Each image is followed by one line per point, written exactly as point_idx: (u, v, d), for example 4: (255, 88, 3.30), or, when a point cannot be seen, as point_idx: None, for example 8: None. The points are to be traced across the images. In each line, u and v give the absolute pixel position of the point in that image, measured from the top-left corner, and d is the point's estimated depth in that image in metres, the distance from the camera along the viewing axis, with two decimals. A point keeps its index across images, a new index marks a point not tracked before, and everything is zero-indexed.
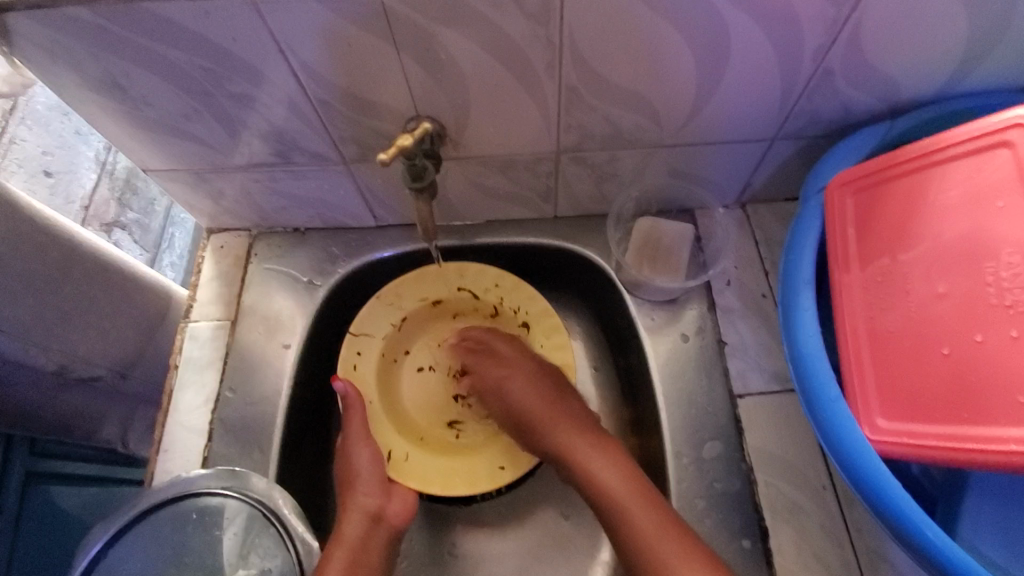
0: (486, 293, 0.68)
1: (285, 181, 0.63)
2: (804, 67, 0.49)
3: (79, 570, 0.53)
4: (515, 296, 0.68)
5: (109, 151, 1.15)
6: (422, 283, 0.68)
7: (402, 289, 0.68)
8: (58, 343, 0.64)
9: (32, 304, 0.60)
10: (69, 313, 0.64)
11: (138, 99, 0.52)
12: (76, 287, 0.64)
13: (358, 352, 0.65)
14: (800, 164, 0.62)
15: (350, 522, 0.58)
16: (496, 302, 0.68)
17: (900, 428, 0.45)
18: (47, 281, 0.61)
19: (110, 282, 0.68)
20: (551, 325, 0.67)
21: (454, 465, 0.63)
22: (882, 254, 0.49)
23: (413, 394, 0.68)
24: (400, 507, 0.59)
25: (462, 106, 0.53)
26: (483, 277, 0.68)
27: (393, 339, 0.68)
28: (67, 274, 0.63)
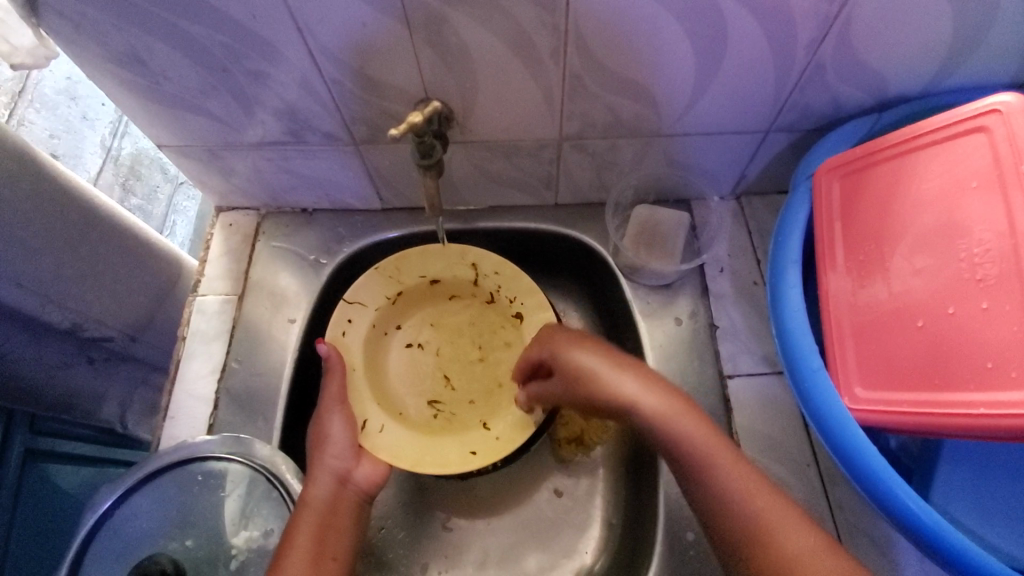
0: (483, 280, 0.69)
1: (295, 159, 0.65)
2: (797, 60, 0.52)
3: (87, 528, 0.55)
4: (512, 286, 0.69)
5: (115, 137, 1.17)
6: (425, 259, 0.70)
7: (403, 263, 0.69)
8: (73, 302, 0.66)
9: (52, 264, 0.62)
10: (86, 273, 0.66)
11: (157, 74, 0.54)
12: (93, 248, 0.66)
13: (350, 319, 0.66)
14: (793, 157, 0.65)
15: (316, 486, 0.56)
16: (493, 289, 0.70)
17: (876, 396, 0.48)
18: (65, 243, 0.63)
19: (126, 245, 0.70)
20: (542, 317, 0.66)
21: (429, 444, 0.63)
22: (867, 236, 0.52)
23: (400, 371, 0.69)
24: (368, 472, 0.59)
25: (469, 89, 0.55)
26: (484, 262, 0.69)
27: (387, 313, 0.69)
28: (86, 237, 0.65)
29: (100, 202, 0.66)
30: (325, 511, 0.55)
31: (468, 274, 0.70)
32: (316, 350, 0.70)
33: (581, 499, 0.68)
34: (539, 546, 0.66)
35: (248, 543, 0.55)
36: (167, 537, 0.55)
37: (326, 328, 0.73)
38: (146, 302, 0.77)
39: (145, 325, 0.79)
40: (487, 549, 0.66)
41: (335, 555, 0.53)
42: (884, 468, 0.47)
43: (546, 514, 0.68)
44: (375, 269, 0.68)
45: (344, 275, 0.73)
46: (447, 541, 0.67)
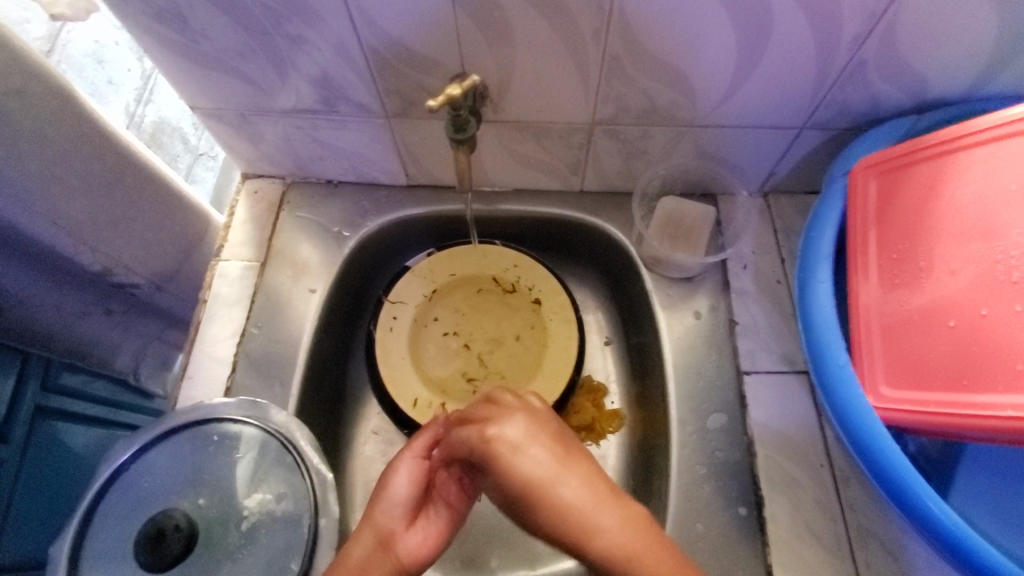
0: (505, 273, 0.73)
1: (326, 129, 0.65)
2: (840, 56, 0.51)
3: (102, 479, 0.56)
4: (530, 275, 0.72)
5: (140, 104, 1.17)
6: (454, 260, 0.73)
7: (435, 265, 0.73)
8: (105, 246, 0.67)
9: (86, 209, 0.62)
10: (119, 220, 0.67)
11: (196, 33, 0.54)
12: (127, 195, 0.66)
13: (394, 317, 0.70)
14: (825, 157, 0.65)
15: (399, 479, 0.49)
16: (512, 282, 0.73)
17: (901, 395, 0.47)
18: (101, 187, 0.63)
19: (159, 197, 0.71)
20: (558, 303, 0.70)
21: (472, 415, 0.66)
22: (902, 236, 0.51)
23: (439, 356, 0.70)
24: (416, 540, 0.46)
25: (506, 67, 0.55)
26: (502, 259, 0.73)
27: (425, 308, 0.72)
28: (121, 182, 0.65)
29: (136, 150, 0.66)
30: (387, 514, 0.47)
31: (491, 268, 0.73)
32: (334, 321, 0.71)
33: None
34: None
35: (259, 506, 0.55)
36: (180, 494, 0.55)
37: (347, 303, 0.73)
38: (174, 252, 0.77)
39: (172, 274, 0.79)
40: (492, 529, 0.67)
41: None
42: (907, 468, 0.47)
43: None
44: (410, 271, 0.72)
45: (366, 250, 0.73)
46: None
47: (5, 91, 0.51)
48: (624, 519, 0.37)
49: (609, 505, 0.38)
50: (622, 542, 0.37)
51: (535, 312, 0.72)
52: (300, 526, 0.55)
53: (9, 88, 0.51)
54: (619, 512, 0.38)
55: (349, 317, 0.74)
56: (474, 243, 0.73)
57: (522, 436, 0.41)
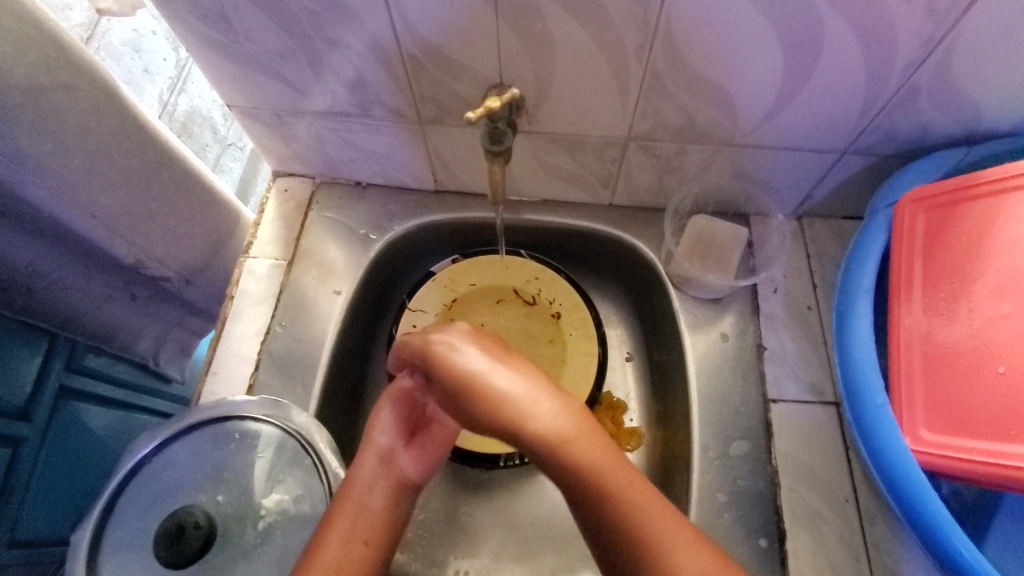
0: (526, 285, 0.73)
1: (359, 132, 0.65)
2: (890, 82, 0.50)
3: (124, 470, 0.56)
4: (551, 289, 0.73)
5: (172, 91, 1.17)
6: (476, 270, 0.73)
7: (456, 274, 0.73)
8: (138, 239, 0.67)
9: (122, 202, 0.63)
10: (153, 214, 0.67)
11: (239, 33, 0.54)
12: (162, 189, 0.67)
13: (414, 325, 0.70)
14: (865, 183, 0.63)
15: (361, 467, 0.52)
16: (533, 294, 0.73)
17: (942, 440, 0.46)
18: (138, 181, 0.64)
19: (193, 192, 0.71)
20: (578, 317, 0.71)
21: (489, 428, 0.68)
22: (951, 275, 0.49)
23: None
24: (416, 462, 0.54)
25: (545, 79, 0.54)
26: (524, 271, 0.73)
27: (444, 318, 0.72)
28: (157, 177, 0.66)
29: (173, 145, 0.67)
30: (357, 516, 0.49)
31: (512, 280, 0.73)
32: (356, 323, 0.71)
33: None
34: (556, 547, 0.66)
35: (277, 506, 0.56)
36: (199, 490, 0.56)
37: (369, 307, 0.73)
38: (204, 246, 0.78)
39: (200, 269, 0.80)
40: (503, 542, 0.67)
41: (370, 543, 0.49)
42: (945, 516, 0.45)
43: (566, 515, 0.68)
44: (432, 279, 0.72)
45: (391, 254, 0.73)
46: (464, 528, 0.67)
47: (51, 84, 0.52)
48: (557, 408, 0.40)
49: (543, 397, 0.40)
50: (557, 423, 0.39)
51: (555, 325, 0.72)
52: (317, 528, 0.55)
53: (55, 82, 0.52)
54: (558, 400, 0.40)
55: (371, 321, 0.74)
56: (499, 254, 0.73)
57: (484, 359, 0.42)
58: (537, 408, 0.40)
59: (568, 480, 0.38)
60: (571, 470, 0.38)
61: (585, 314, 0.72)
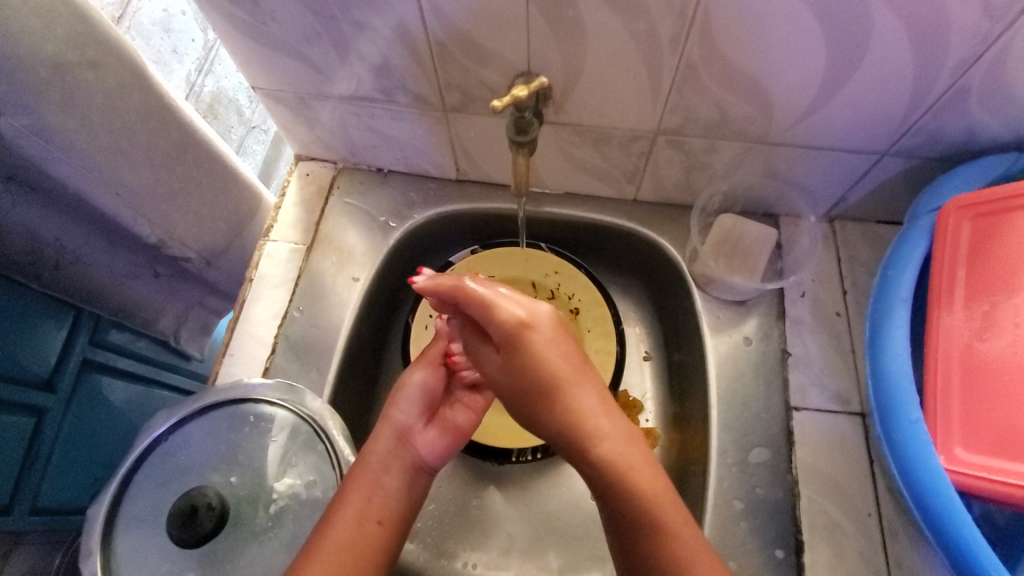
0: (545, 279, 0.72)
1: (383, 118, 0.64)
2: (940, 82, 0.47)
3: (141, 448, 0.57)
4: (570, 284, 0.72)
5: (201, 73, 1.18)
6: (494, 261, 0.72)
7: (474, 264, 0.72)
8: (160, 218, 0.68)
9: (146, 181, 0.63)
10: (176, 194, 0.68)
11: (266, 14, 0.54)
12: (186, 170, 0.67)
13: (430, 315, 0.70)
14: (904, 187, 0.60)
15: (377, 441, 0.57)
16: (552, 288, 0.72)
17: (979, 460, 0.44)
18: (163, 160, 0.64)
19: (216, 174, 0.71)
20: (596, 314, 0.70)
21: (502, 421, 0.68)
22: (995, 287, 0.47)
23: None
24: (433, 443, 0.59)
25: (575, 68, 0.52)
26: (543, 264, 0.72)
27: None
28: (181, 157, 0.66)
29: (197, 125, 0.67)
30: (372, 501, 0.53)
31: (531, 272, 0.72)
32: (373, 311, 0.71)
33: None
34: (565, 545, 0.66)
35: (289, 489, 0.56)
36: (213, 470, 0.56)
37: (387, 294, 0.73)
38: (225, 228, 0.78)
39: (220, 250, 0.80)
40: (512, 537, 0.66)
41: (378, 522, 0.54)
42: (978, 541, 0.43)
43: (577, 513, 0.67)
44: (450, 269, 0.71)
45: (409, 243, 0.73)
46: (473, 520, 0.67)
47: (79, 61, 0.52)
48: (622, 441, 0.47)
49: (614, 426, 0.47)
50: (627, 457, 0.46)
51: (573, 321, 0.70)
52: None
53: (83, 59, 0.52)
54: (625, 431, 0.47)
55: (388, 308, 0.74)
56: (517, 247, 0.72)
57: (571, 373, 0.46)
58: (609, 437, 0.47)
59: (627, 512, 0.46)
60: (633, 499, 0.46)
61: (605, 311, 0.70)
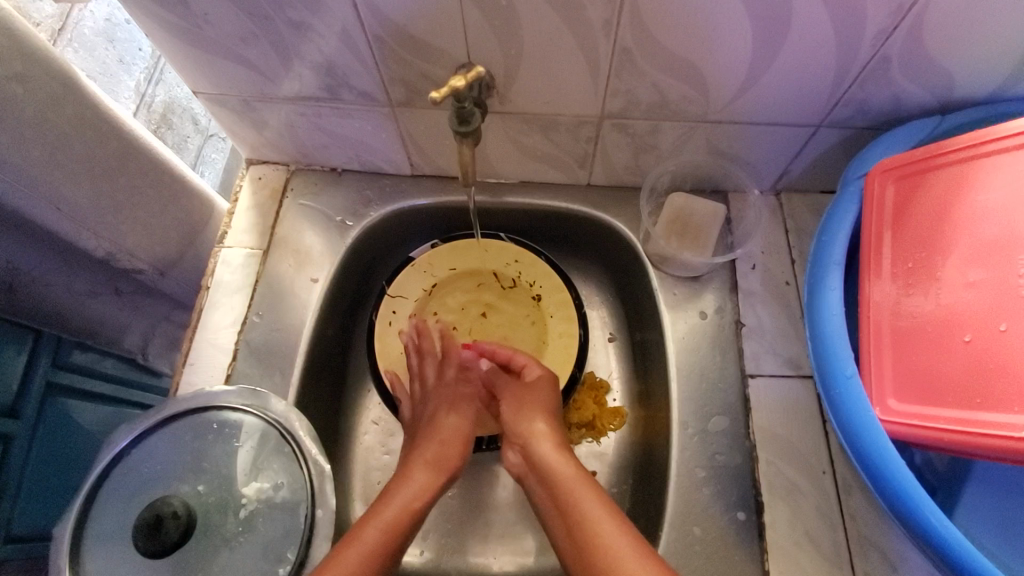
0: (505, 269, 0.73)
1: (330, 117, 0.64)
2: (862, 52, 0.49)
3: (103, 464, 0.56)
4: (531, 271, 0.72)
5: (150, 82, 1.14)
6: (455, 254, 0.73)
7: (435, 258, 0.72)
8: (106, 231, 0.67)
9: (88, 194, 0.62)
10: (121, 205, 0.66)
11: (199, 17, 0.53)
12: (130, 180, 0.66)
13: (394, 311, 0.70)
14: (842, 156, 0.62)
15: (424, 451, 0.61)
16: (514, 278, 0.73)
17: (910, 410, 0.46)
18: (103, 172, 0.63)
19: (162, 182, 0.70)
20: (558, 299, 0.71)
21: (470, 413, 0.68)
22: (919, 246, 0.49)
23: None
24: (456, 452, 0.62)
25: (513, 57, 0.53)
26: (504, 254, 0.73)
27: (425, 302, 0.72)
28: (123, 167, 0.65)
29: (140, 135, 0.66)
30: (392, 529, 0.54)
31: (492, 262, 0.73)
32: (336, 311, 0.71)
33: None
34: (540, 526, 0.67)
35: (257, 494, 0.56)
36: (179, 481, 0.56)
37: (349, 293, 0.73)
38: (178, 237, 0.77)
39: (174, 260, 0.79)
40: (488, 523, 0.68)
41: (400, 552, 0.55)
42: (913, 487, 0.46)
43: None
44: (410, 264, 0.72)
45: (368, 240, 0.73)
46: (448, 509, 0.68)
47: (5, 75, 0.50)
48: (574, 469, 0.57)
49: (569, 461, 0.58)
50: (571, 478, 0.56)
51: (536, 308, 0.71)
52: (297, 515, 0.55)
53: (10, 73, 0.51)
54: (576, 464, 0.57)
55: (352, 307, 0.74)
56: (476, 238, 0.72)
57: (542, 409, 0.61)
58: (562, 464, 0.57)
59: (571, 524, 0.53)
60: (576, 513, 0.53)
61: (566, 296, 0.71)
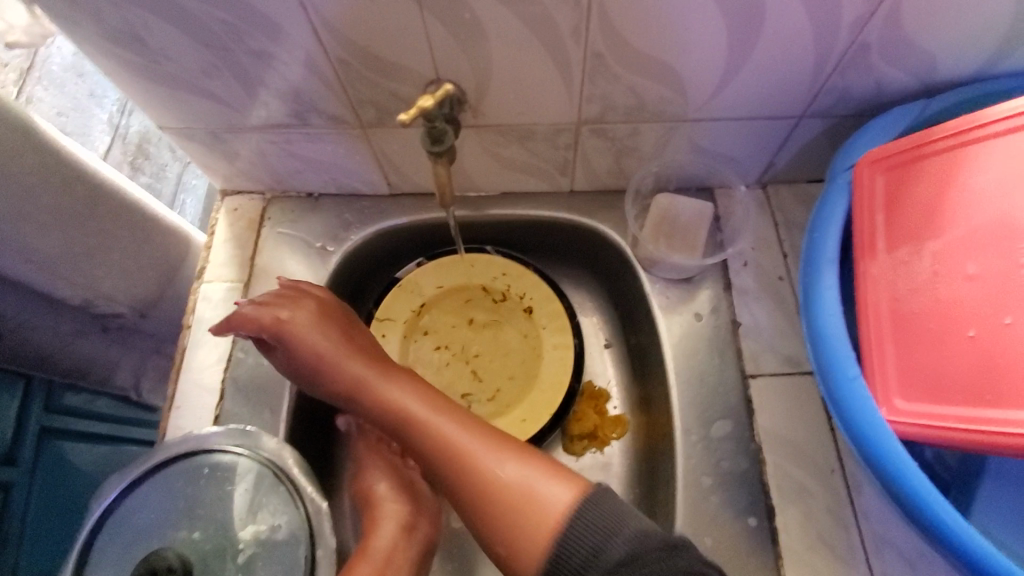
0: (493, 282, 0.71)
1: (301, 143, 0.62)
2: (839, 40, 0.47)
3: (94, 519, 0.54)
4: (520, 283, 0.71)
5: (124, 114, 1.12)
6: (441, 271, 0.71)
7: (421, 277, 0.71)
8: (81, 277, 0.65)
9: (58, 242, 0.60)
10: (94, 250, 0.64)
11: (155, 53, 0.51)
12: (101, 224, 0.64)
13: (383, 335, 0.69)
14: (827, 145, 0.61)
15: (380, 535, 0.57)
16: (502, 291, 0.71)
17: (918, 409, 0.45)
18: (71, 218, 0.61)
19: (134, 222, 0.68)
20: (550, 310, 0.69)
21: None
22: (915, 238, 0.48)
23: (430, 373, 0.69)
24: (429, 521, 0.60)
25: (483, 71, 0.51)
26: (490, 268, 0.71)
27: (414, 323, 0.70)
28: (92, 212, 0.62)
29: (106, 177, 0.64)
30: None
31: (480, 277, 0.71)
32: None
33: None
34: None
35: (254, 537, 0.54)
36: (174, 529, 0.54)
37: None
38: (156, 276, 0.75)
39: (154, 300, 0.77)
40: None
41: None
42: (924, 485, 0.45)
43: None
44: (397, 286, 0.70)
45: (352, 264, 0.71)
46: (456, 533, 0.67)
47: None
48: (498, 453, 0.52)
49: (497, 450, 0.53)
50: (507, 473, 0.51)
51: (527, 320, 0.70)
52: (297, 554, 0.53)
53: None
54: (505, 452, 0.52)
55: None
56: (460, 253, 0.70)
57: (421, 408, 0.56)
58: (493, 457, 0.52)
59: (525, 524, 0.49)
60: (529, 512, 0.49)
61: (558, 305, 0.70)
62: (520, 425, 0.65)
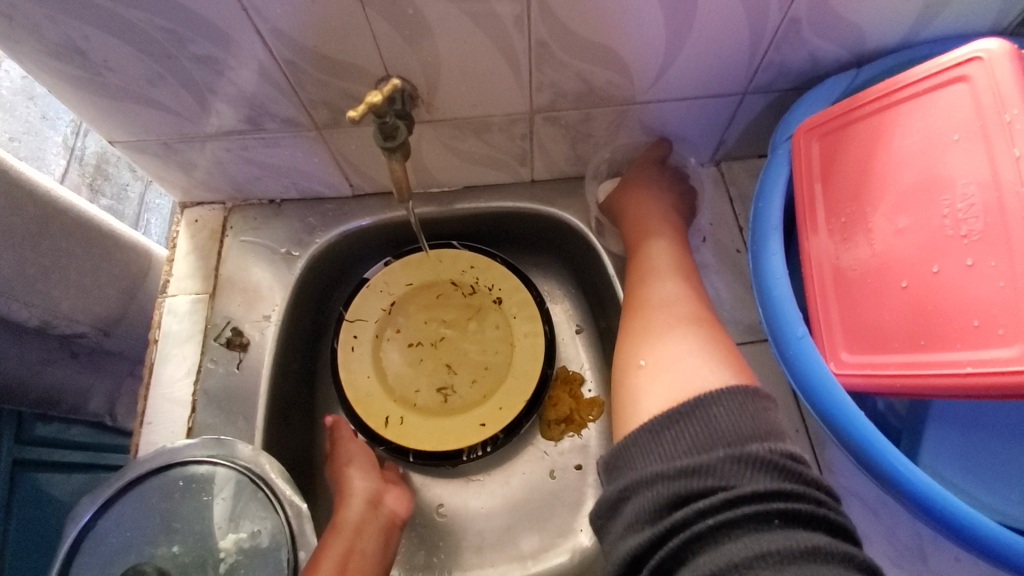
0: (462, 276, 0.72)
1: (257, 148, 0.62)
2: (771, 17, 0.49)
3: (69, 540, 0.53)
4: (488, 275, 0.72)
5: (78, 134, 1.08)
6: (409, 269, 0.72)
7: (389, 276, 0.71)
8: (39, 298, 0.64)
9: (12, 264, 0.59)
10: (50, 269, 0.63)
11: (99, 65, 0.51)
12: (56, 242, 0.63)
13: (355, 336, 0.69)
14: (772, 119, 0.63)
15: (350, 509, 0.61)
16: (471, 284, 0.72)
17: (862, 360, 0.47)
18: (23, 238, 0.60)
19: (90, 239, 0.67)
20: (520, 299, 0.70)
21: (446, 427, 0.66)
22: (851, 199, 0.50)
23: (404, 370, 0.69)
24: (399, 503, 0.64)
25: (432, 65, 0.52)
26: (458, 262, 0.72)
27: (386, 322, 0.71)
28: (46, 231, 0.62)
29: (58, 194, 0.63)
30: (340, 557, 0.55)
31: (448, 271, 0.72)
32: (295, 344, 0.69)
33: (574, 480, 0.68)
34: (533, 526, 0.67)
35: (236, 546, 0.54)
36: (153, 545, 0.54)
37: (306, 324, 0.71)
38: (118, 293, 0.74)
39: (118, 318, 0.76)
40: (482, 533, 0.67)
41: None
42: (875, 435, 0.47)
43: (540, 494, 0.68)
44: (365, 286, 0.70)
45: (318, 268, 0.71)
46: (441, 526, 0.68)
47: None
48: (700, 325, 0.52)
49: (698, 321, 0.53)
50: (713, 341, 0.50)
51: (497, 311, 0.71)
52: (280, 558, 0.53)
53: None
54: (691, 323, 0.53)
55: (312, 338, 0.73)
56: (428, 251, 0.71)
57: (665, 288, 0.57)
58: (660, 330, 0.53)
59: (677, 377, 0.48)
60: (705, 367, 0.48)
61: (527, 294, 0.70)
62: (497, 414, 0.66)
